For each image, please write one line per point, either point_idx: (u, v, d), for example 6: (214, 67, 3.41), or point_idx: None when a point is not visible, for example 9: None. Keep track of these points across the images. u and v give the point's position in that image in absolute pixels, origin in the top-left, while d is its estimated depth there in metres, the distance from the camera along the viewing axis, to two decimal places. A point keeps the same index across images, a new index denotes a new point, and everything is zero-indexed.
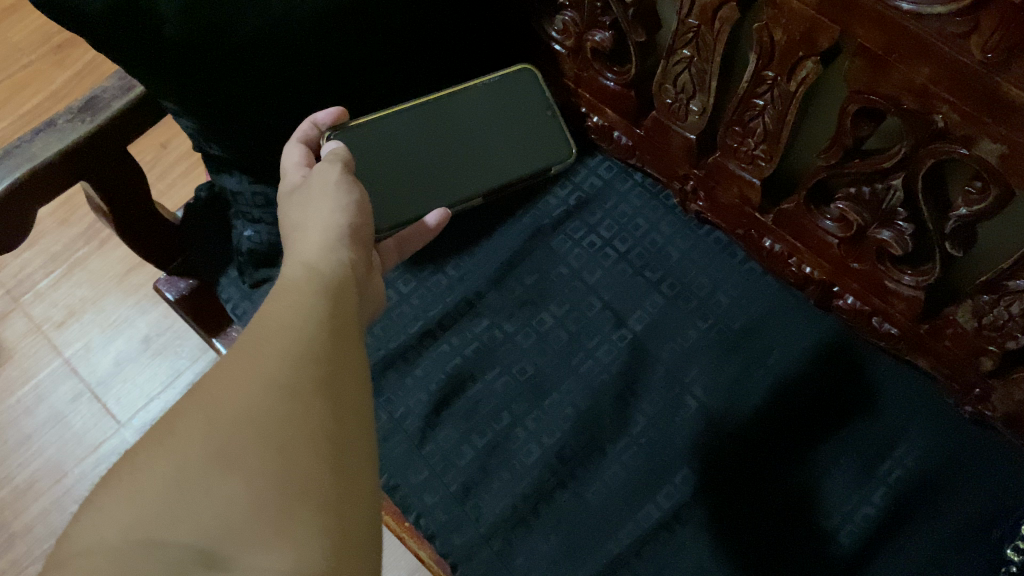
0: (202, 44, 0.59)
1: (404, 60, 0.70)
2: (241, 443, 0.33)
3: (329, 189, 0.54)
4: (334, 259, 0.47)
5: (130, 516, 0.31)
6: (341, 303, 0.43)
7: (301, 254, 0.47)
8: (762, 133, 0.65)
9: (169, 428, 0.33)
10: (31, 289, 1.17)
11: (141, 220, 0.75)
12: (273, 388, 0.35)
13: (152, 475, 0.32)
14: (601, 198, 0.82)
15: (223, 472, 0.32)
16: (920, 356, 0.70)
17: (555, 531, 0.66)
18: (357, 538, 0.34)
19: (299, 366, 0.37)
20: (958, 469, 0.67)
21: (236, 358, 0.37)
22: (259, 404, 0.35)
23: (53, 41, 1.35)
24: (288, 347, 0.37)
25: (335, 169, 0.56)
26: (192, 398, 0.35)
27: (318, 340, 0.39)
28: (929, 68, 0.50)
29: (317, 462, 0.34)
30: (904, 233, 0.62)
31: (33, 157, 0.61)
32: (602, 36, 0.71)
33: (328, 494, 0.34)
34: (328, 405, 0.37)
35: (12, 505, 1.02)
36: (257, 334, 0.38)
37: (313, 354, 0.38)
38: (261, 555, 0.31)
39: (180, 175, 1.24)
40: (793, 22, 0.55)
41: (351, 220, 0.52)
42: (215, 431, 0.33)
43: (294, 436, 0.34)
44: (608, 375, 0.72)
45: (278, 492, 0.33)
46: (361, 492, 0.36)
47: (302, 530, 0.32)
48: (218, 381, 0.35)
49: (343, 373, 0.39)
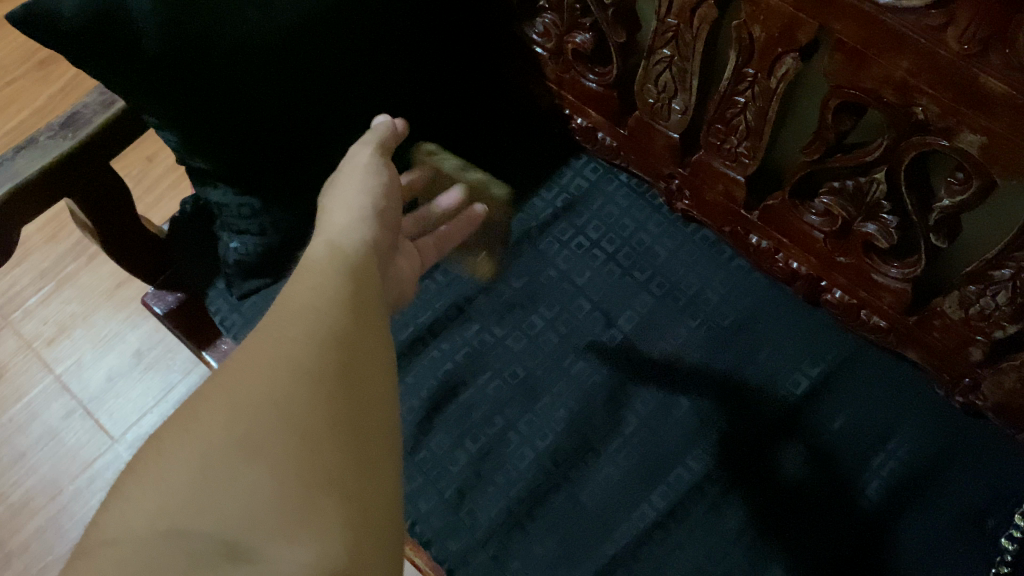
0: (180, 59, 0.58)
1: (384, 69, 0.70)
2: (265, 429, 0.33)
3: (357, 170, 0.55)
4: (357, 238, 0.47)
5: (157, 506, 0.30)
6: (364, 285, 0.43)
7: (328, 232, 0.47)
8: (744, 131, 0.65)
9: (194, 414, 0.34)
10: (20, 306, 1.17)
11: (127, 235, 0.75)
12: (300, 374, 0.35)
13: (177, 464, 0.31)
14: (589, 199, 0.82)
15: (247, 458, 0.32)
16: (910, 347, 0.69)
17: (551, 536, 0.66)
18: (380, 532, 0.34)
19: (322, 352, 0.37)
20: (952, 458, 0.67)
21: (260, 342, 0.37)
22: (283, 389, 0.35)
23: (38, 56, 1.34)
24: (310, 332, 0.38)
25: (366, 150, 0.57)
26: (218, 386, 0.35)
27: (339, 324, 0.39)
28: (907, 60, 0.50)
29: (339, 448, 0.34)
30: (889, 225, 0.62)
31: (16, 174, 0.61)
32: (583, 37, 0.71)
33: (350, 482, 0.34)
34: (348, 393, 0.36)
35: (8, 523, 1.01)
36: (279, 318, 0.38)
37: (334, 339, 0.38)
38: (285, 544, 0.30)
39: (167, 188, 1.23)
40: (770, 18, 0.55)
41: (376, 201, 0.52)
42: (238, 416, 0.33)
43: (317, 425, 0.34)
44: (599, 376, 0.72)
45: (301, 483, 0.32)
46: (382, 485, 0.35)
47: (324, 523, 0.32)
48: (243, 368, 0.35)
49: (364, 357, 0.39)
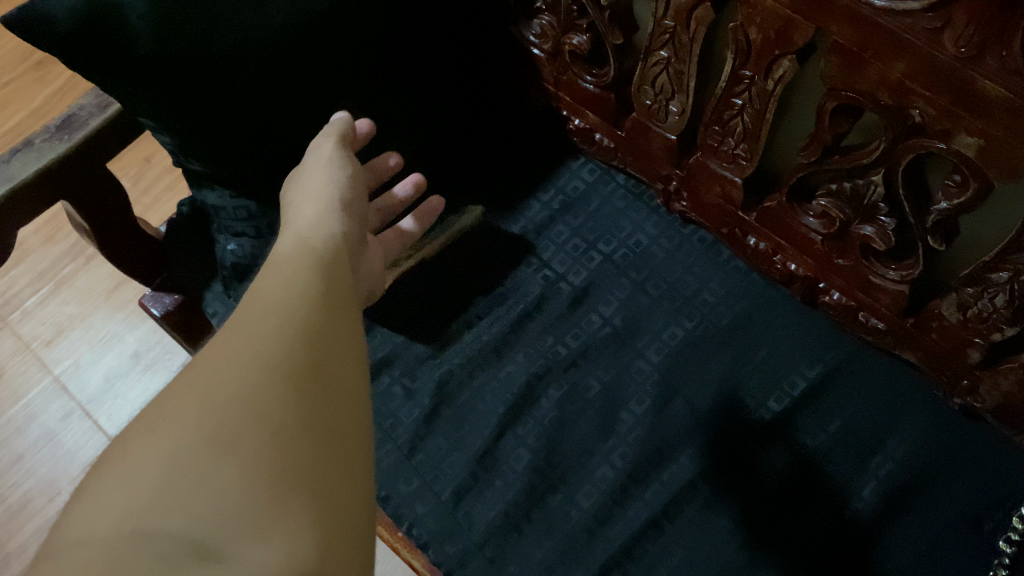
0: (174, 61, 0.58)
1: (379, 71, 0.69)
2: (235, 427, 0.33)
3: (323, 163, 0.57)
4: (327, 230, 0.48)
5: (123, 508, 0.30)
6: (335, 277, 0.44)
7: (296, 224, 0.48)
8: (742, 133, 0.65)
9: (161, 414, 0.34)
10: (19, 308, 1.17)
11: (125, 238, 0.75)
12: (268, 371, 0.36)
13: (144, 465, 0.31)
14: (585, 200, 0.82)
15: (216, 456, 0.32)
16: (908, 350, 0.69)
17: (548, 538, 0.66)
18: (352, 529, 0.34)
19: (292, 348, 0.37)
20: (949, 459, 0.67)
21: (229, 339, 0.37)
22: (253, 387, 0.35)
23: (35, 56, 1.34)
24: (281, 327, 0.38)
25: (328, 142, 0.59)
26: (186, 384, 0.35)
27: (312, 319, 0.39)
28: (903, 63, 0.50)
29: (311, 446, 0.34)
30: (887, 228, 0.62)
31: (12, 177, 0.61)
32: (579, 39, 0.71)
33: (322, 480, 0.34)
34: (321, 388, 0.37)
35: (7, 525, 1.01)
36: (249, 314, 0.39)
37: (304, 336, 0.38)
38: (254, 543, 0.30)
39: (164, 189, 1.23)
40: (767, 21, 0.55)
41: (343, 190, 0.54)
42: (207, 413, 0.33)
43: (287, 422, 0.34)
44: (595, 378, 0.72)
45: (271, 481, 0.32)
46: (356, 481, 0.36)
47: (294, 521, 0.32)
48: (212, 366, 0.36)
49: (338, 356, 0.39)
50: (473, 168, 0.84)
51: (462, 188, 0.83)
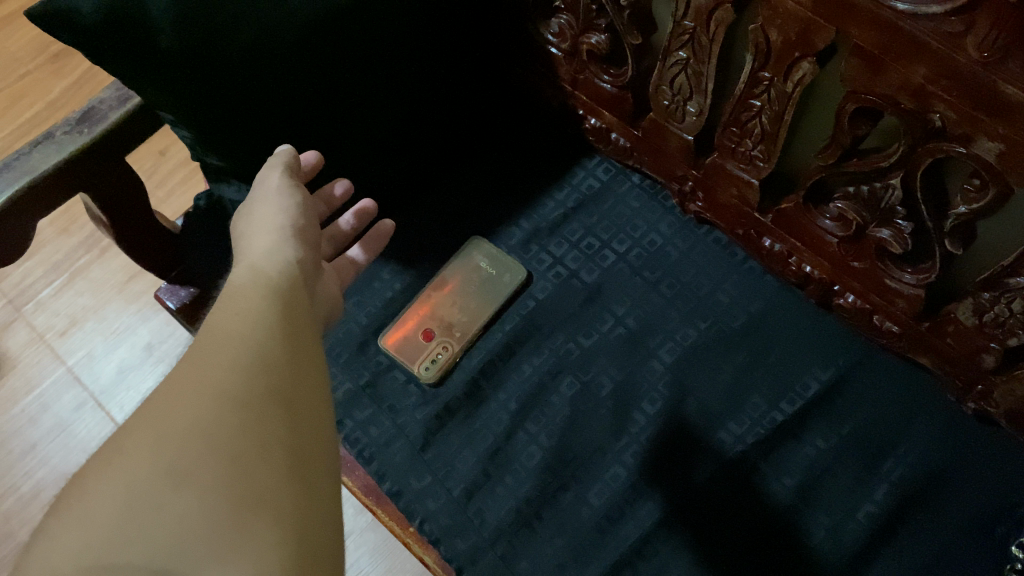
0: (197, 56, 0.58)
1: (398, 69, 0.70)
2: (192, 455, 0.35)
3: (272, 194, 0.59)
4: (280, 259, 0.51)
5: (81, 544, 0.32)
6: (295, 306, 0.46)
7: (250, 255, 0.51)
8: (760, 134, 0.65)
9: (118, 448, 0.35)
10: (33, 299, 1.17)
11: (142, 231, 0.75)
12: (225, 399, 0.37)
13: (102, 499, 0.33)
14: (599, 199, 0.82)
15: (172, 488, 0.34)
16: (923, 354, 0.69)
17: (559, 536, 0.66)
18: (317, 540, 0.36)
19: (249, 374, 0.39)
20: (961, 463, 0.67)
21: (186, 370, 0.38)
22: (209, 414, 0.36)
23: (51, 49, 1.35)
24: (236, 357, 0.39)
25: (275, 173, 0.61)
26: (142, 417, 0.36)
27: (269, 346, 0.41)
28: (925, 67, 0.50)
29: (271, 468, 0.36)
30: (903, 232, 0.61)
31: (32, 169, 0.61)
32: (598, 38, 0.71)
33: (285, 503, 0.35)
34: (279, 410, 0.38)
35: (18, 514, 1.02)
36: (205, 344, 0.40)
37: (262, 361, 0.40)
38: (216, 568, 0.32)
39: (179, 182, 1.24)
40: (788, 22, 0.55)
41: (294, 219, 0.57)
42: (163, 445, 0.35)
43: (245, 446, 0.36)
44: (608, 378, 0.72)
45: (230, 504, 0.34)
46: (317, 495, 0.37)
47: (256, 539, 0.34)
48: (168, 396, 0.37)
49: (296, 377, 0.41)
50: (488, 166, 0.84)
51: (477, 186, 0.83)
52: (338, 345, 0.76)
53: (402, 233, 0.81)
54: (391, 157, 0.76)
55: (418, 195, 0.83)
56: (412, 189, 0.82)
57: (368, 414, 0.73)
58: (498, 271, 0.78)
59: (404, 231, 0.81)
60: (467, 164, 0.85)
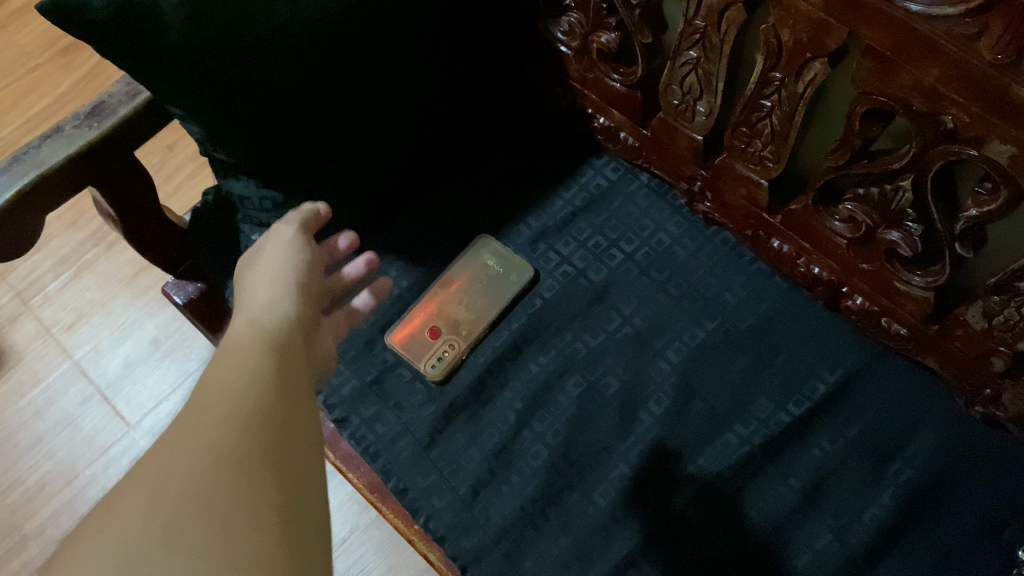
0: (206, 52, 0.58)
1: (408, 64, 0.69)
2: (187, 512, 0.34)
3: (278, 248, 0.60)
4: (280, 314, 0.51)
5: None
6: (292, 363, 0.46)
7: (250, 309, 0.51)
8: (770, 135, 0.65)
9: (113, 507, 0.35)
10: (40, 292, 1.18)
11: (150, 225, 0.75)
12: (221, 456, 0.37)
13: (93, 558, 0.32)
14: (607, 198, 0.82)
15: (167, 544, 0.33)
16: (931, 356, 0.69)
17: (564, 535, 0.66)
18: None
19: (245, 432, 0.38)
20: (970, 467, 0.66)
21: (183, 427, 0.38)
22: (205, 470, 0.36)
23: (61, 43, 1.35)
24: (233, 413, 0.39)
25: (289, 229, 0.63)
26: (138, 477, 0.36)
27: (264, 403, 0.41)
28: (938, 69, 0.49)
29: (267, 526, 0.35)
30: (913, 234, 0.61)
31: (41, 163, 0.61)
32: (608, 37, 0.71)
33: (282, 561, 0.35)
34: (275, 468, 0.38)
35: (24, 507, 1.03)
36: (201, 402, 0.40)
37: (257, 419, 0.40)
38: None
39: (187, 177, 1.24)
40: (800, 23, 0.55)
41: (299, 274, 0.57)
42: (158, 503, 0.34)
43: (241, 504, 0.35)
44: (614, 379, 0.72)
45: (225, 561, 0.33)
46: (313, 557, 0.37)
47: None
48: (164, 455, 0.37)
49: (292, 435, 0.41)
50: (496, 165, 0.84)
51: (485, 185, 0.83)
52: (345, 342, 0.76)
53: (410, 230, 0.81)
54: (400, 154, 0.76)
55: (427, 192, 0.83)
56: (421, 186, 0.82)
57: (374, 410, 0.73)
58: (505, 269, 0.78)
59: (413, 228, 0.81)
60: (476, 161, 0.85)
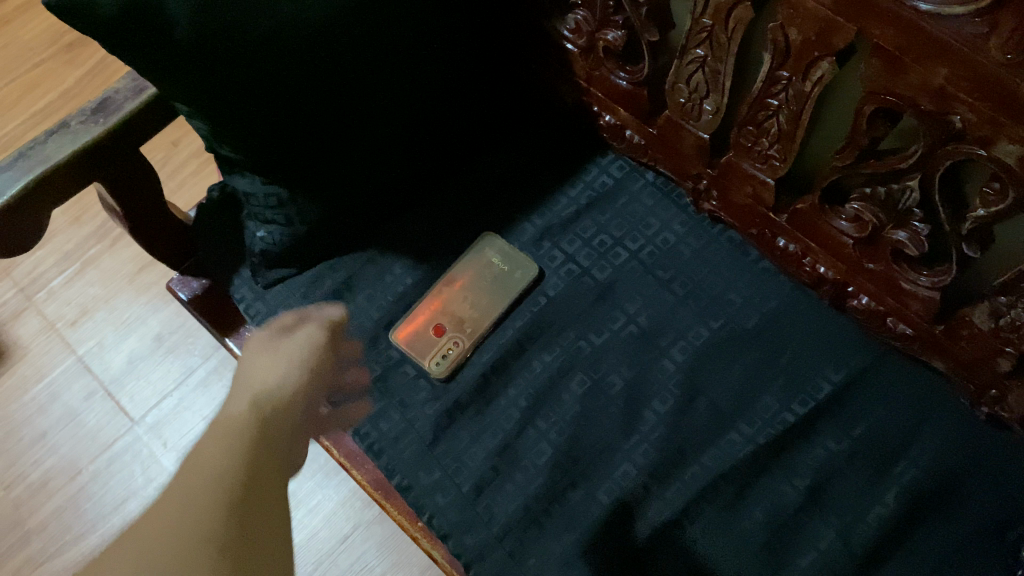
0: (212, 48, 0.58)
1: (415, 61, 0.69)
2: None
3: (297, 339, 0.60)
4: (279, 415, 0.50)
5: None
6: (275, 458, 0.47)
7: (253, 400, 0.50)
8: (777, 133, 0.65)
9: None
10: (44, 287, 1.18)
11: (155, 221, 0.75)
12: (207, 545, 0.38)
13: None
14: (612, 196, 0.82)
15: None
16: (937, 356, 0.69)
17: (568, 534, 0.66)
18: None
19: (230, 518, 0.40)
20: (976, 467, 0.66)
21: (170, 503, 0.40)
22: (188, 554, 0.37)
23: (65, 38, 1.35)
24: (221, 497, 0.40)
25: (314, 324, 0.63)
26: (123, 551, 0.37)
27: (248, 489, 0.42)
28: (946, 68, 0.49)
29: None
30: (920, 233, 0.61)
31: (46, 159, 0.61)
32: (614, 35, 0.71)
33: None
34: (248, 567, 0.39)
35: (28, 503, 1.03)
36: (190, 477, 0.41)
37: (243, 499, 0.41)
38: None
39: (191, 173, 1.24)
40: (807, 22, 0.55)
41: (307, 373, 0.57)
42: None
43: None
44: (618, 377, 0.72)
45: None
46: None
47: None
48: (151, 532, 0.38)
49: (267, 537, 0.42)
50: (501, 162, 0.84)
51: (490, 182, 0.83)
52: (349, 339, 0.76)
53: (414, 227, 0.81)
54: (406, 151, 0.76)
55: (432, 189, 0.83)
56: (426, 183, 0.82)
57: (378, 408, 0.73)
58: (510, 268, 0.78)
59: (418, 225, 0.81)
60: (482, 159, 0.84)
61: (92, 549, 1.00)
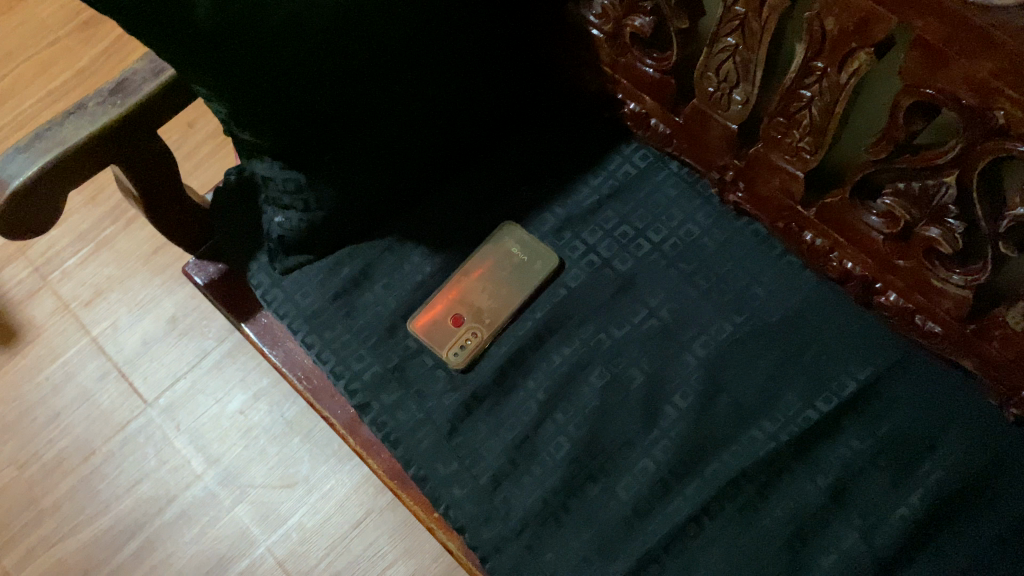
0: (234, 31, 0.57)
1: (437, 46, 0.68)
2: None
3: None
4: None
5: None
6: None
7: None
8: (808, 125, 0.63)
9: None
10: (59, 267, 1.18)
11: (173, 205, 0.74)
12: None
13: None
14: (635, 187, 0.80)
15: None
16: (966, 356, 0.68)
17: (586, 529, 0.65)
18: None
19: None
20: (1004, 469, 0.65)
21: None
22: None
23: (81, 16, 1.33)
24: None
25: None
26: None
27: None
28: (991, 62, 0.47)
29: None
30: (954, 231, 0.59)
31: (64, 140, 0.60)
32: (642, 21, 0.69)
33: None
34: None
35: (42, 482, 1.03)
36: None
37: None
38: None
39: (207, 155, 1.23)
40: (846, 12, 0.53)
41: None
42: None
43: None
44: (638, 371, 0.71)
45: None
46: None
47: None
48: None
49: None
50: (522, 150, 0.83)
51: (510, 170, 0.82)
52: (366, 328, 0.75)
53: (433, 215, 0.80)
54: (427, 139, 0.74)
55: (451, 177, 0.82)
56: (446, 171, 0.81)
57: (395, 398, 0.72)
58: (532, 258, 0.77)
59: (437, 213, 0.80)
60: (503, 147, 0.83)
61: (105, 530, 1.00)
